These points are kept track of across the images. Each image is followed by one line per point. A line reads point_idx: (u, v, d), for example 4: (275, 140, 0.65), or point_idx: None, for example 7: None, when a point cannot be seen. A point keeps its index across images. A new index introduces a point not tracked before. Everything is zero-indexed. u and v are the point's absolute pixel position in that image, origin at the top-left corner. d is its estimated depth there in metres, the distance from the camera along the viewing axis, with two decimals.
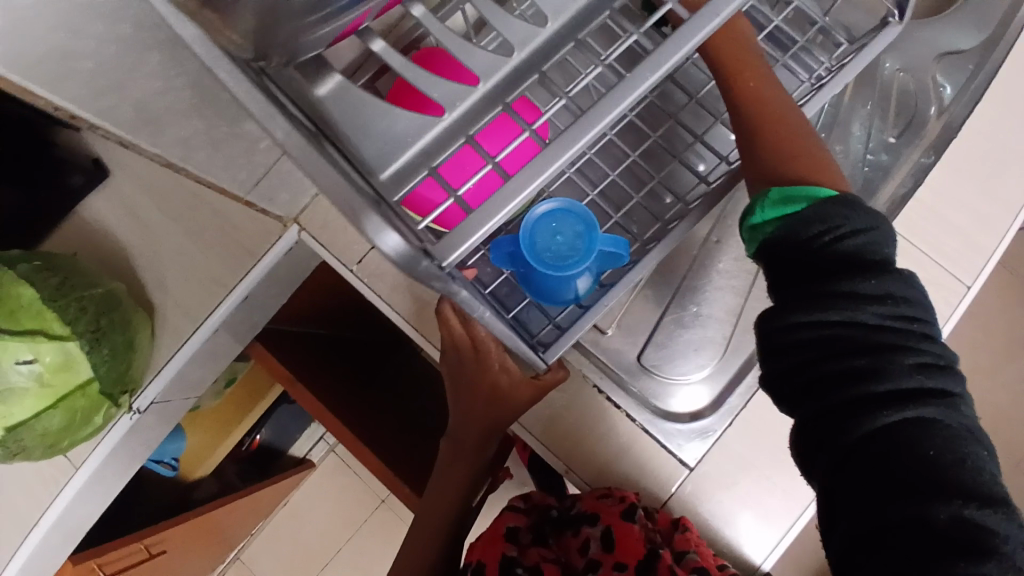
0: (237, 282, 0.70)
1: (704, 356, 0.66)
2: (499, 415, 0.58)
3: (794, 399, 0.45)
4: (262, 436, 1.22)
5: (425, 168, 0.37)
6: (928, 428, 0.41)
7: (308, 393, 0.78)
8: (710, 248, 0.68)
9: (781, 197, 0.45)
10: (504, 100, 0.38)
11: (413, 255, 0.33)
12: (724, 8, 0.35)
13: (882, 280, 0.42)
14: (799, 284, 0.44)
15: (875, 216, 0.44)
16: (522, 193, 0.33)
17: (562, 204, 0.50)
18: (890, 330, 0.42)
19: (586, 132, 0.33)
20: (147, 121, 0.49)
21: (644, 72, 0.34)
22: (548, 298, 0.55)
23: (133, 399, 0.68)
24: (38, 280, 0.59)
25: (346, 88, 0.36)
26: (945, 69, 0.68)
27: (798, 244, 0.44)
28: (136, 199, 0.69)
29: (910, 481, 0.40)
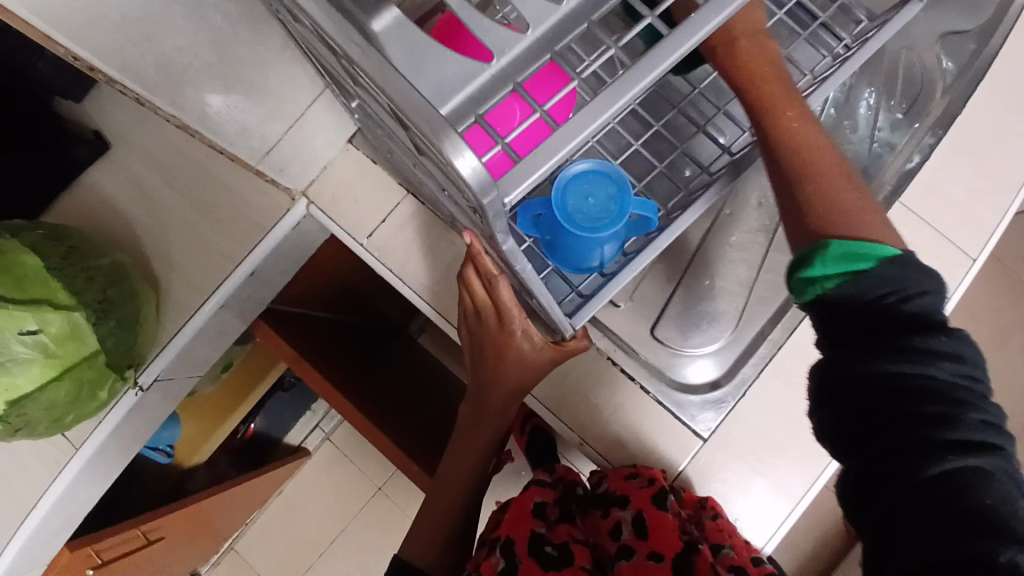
0: (246, 254, 0.69)
1: (716, 328, 0.65)
2: (524, 380, 0.60)
3: (845, 444, 0.45)
4: (257, 424, 1.21)
5: (471, 115, 0.38)
6: (986, 479, 0.40)
7: (316, 373, 0.76)
8: (722, 220, 0.67)
9: (844, 252, 0.43)
10: (553, 48, 0.39)
11: (485, 177, 0.32)
12: None
13: (949, 339, 0.42)
14: (867, 334, 0.43)
15: (937, 280, 0.44)
16: (574, 135, 0.35)
17: (593, 167, 0.54)
18: (956, 386, 0.41)
19: (648, 70, 0.35)
20: (166, 78, 0.48)
21: (704, 15, 0.35)
22: (574, 263, 0.57)
23: (139, 375, 0.67)
24: (44, 248, 0.58)
25: (404, 25, 0.35)
26: (949, 47, 0.70)
27: (865, 300, 0.43)
28: (145, 171, 0.68)
29: (968, 529, 0.38)
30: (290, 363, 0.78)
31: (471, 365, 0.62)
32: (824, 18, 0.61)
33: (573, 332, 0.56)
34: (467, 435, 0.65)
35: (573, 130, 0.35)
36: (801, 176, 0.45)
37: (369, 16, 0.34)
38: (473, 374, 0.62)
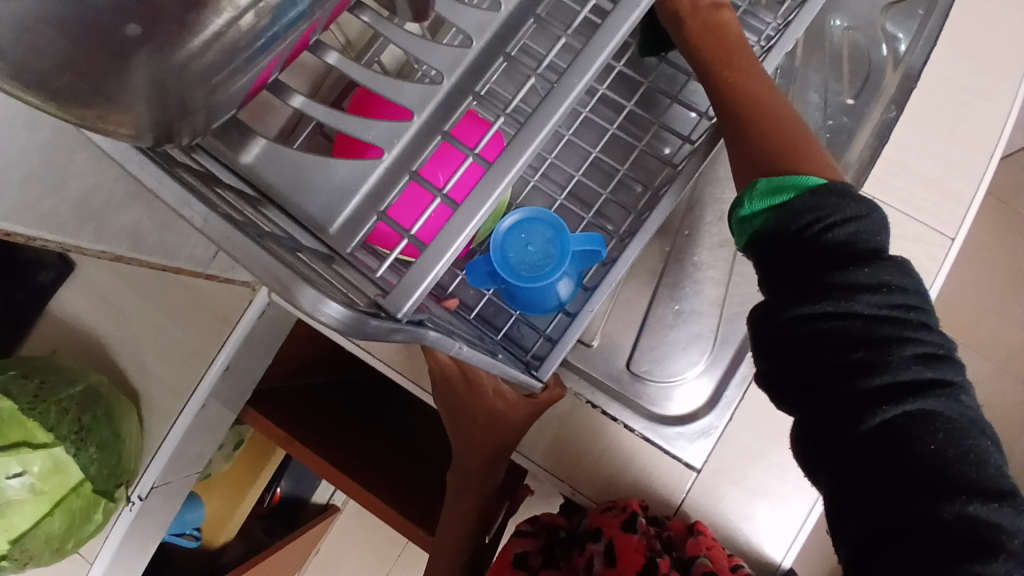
0: (216, 351, 0.70)
1: (693, 353, 0.64)
2: (501, 436, 0.58)
3: (786, 394, 0.40)
4: (283, 488, 1.22)
5: (373, 213, 0.37)
6: (929, 420, 0.34)
7: (309, 452, 0.76)
8: (683, 241, 0.66)
9: (771, 192, 0.41)
10: (442, 128, 0.38)
11: (361, 320, 0.27)
12: (639, 2, 0.36)
13: (884, 269, 0.37)
14: (795, 275, 0.39)
15: (869, 204, 0.39)
16: (475, 214, 0.34)
17: (526, 214, 0.51)
18: (884, 320, 0.36)
19: (532, 140, 0.35)
20: (85, 218, 0.48)
21: (571, 80, 0.35)
22: (533, 308, 0.53)
23: (132, 488, 0.68)
24: (16, 389, 0.58)
25: (276, 151, 0.35)
26: (895, 17, 0.68)
27: (792, 234, 0.39)
28: (109, 286, 0.67)
29: (909, 487, 0.33)
30: (281, 444, 0.78)
31: (448, 429, 0.61)
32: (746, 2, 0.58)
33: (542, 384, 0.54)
34: (458, 498, 0.64)
35: (470, 213, 0.34)
36: (739, 123, 0.46)
37: (238, 150, 0.35)
38: (454, 435, 0.61)
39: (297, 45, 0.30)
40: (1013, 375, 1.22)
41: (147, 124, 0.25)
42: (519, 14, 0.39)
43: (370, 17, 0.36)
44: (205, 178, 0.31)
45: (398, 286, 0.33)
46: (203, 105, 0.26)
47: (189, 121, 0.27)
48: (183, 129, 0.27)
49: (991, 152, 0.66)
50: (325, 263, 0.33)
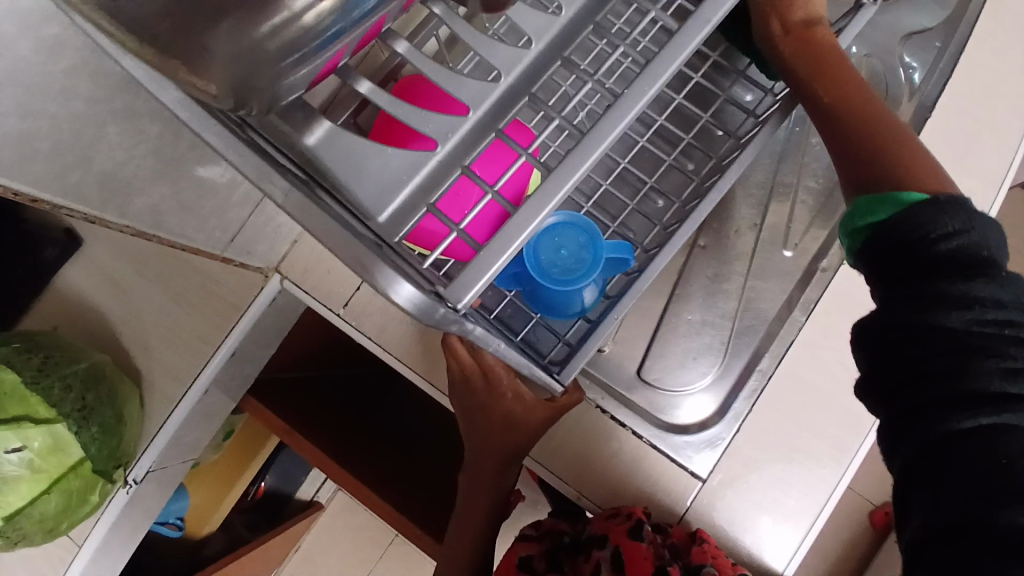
0: (224, 338, 0.68)
1: (704, 364, 0.65)
2: (518, 437, 0.58)
3: (874, 395, 0.40)
4: (267, 483, 1.21)
5: (423, 205, 0.38)
6: (1011, 436, 0.34)
7: (310, 446, 0.75)
8: (698, 254, 0.68)
9: (871, 203, 0.40)
10: (496, 126, 0.39)
11: (429, 305, 0.32)
12: (709, 19, 0.37)
13: (986, 284, 0.37)
14: (899, 284, 0.39)
15: (980, 214, 0.38)
16: (534, 215, 0.35)
17: (562, 218, 0.51)
18: (978, 335, 0.36)
19: (597, 143, 0.35)
20: (112, 192, 0.48)
21: (640, 88, 0.36)
22: (554, 311, 0.54)
23: (129, 471, 0.67)
24: (18, 363, 0.57)
25: (337, 135, 0.35)
26: (911, 48, 0.70)
27: (898, 244, 0.38)
28: (118, 265, 0.66)
29: (979, 493, 0.34)
30: (280, 434, 0.77)
31: (463, 427, 0.60)
32: None
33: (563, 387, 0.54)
34: (472, 498, 0.64)
35: (532, 212, 0.35)
36: (854, 136, 0.44)
37: (302, 133, 0.34)
38: (465, 429, 0.61)
39: (368, 33, 0.30)
40: None
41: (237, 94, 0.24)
42: (580, 19, 0.40)
43: (441, 10, 0.37)
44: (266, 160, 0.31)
45: (458, 278, 0.34)
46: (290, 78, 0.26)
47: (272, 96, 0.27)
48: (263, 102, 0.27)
49: (998, 183, 0.68)
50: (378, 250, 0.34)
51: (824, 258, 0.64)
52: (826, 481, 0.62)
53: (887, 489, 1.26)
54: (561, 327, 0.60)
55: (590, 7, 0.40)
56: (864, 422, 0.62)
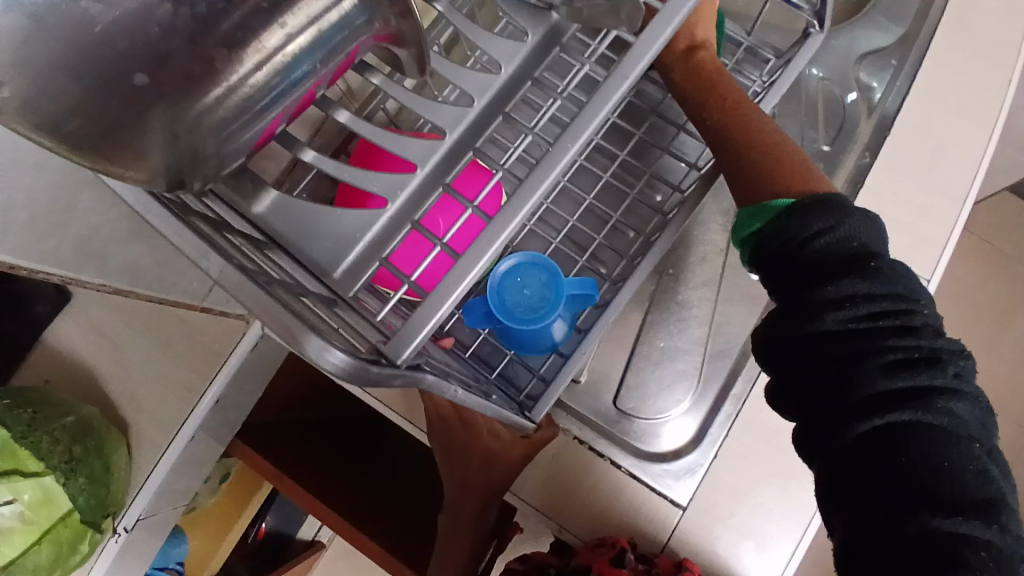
0: (207, 386, 0.70)
1: (679, 392, 0.66)
2: (497, 478, 0.57)
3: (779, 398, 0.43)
4: (268, 523, 1.22)
5: (375, 259, 0.38)
6: (910, 434, 0.37)
7: (297, 487, 0.77)
8: (666, 281, 0.68)
9: (751, 213, 0.44)
10: (444, 179, 0.40)
11: (364, 367, 0.28)
12: (639, 62, 0.35)
13: (858, 279, 0.40)
14: (787, 289, 0.42)
15: (852, 211, 0.41)
16: (474, 266, 0.35)
17: (525, 257, 0.49)
18: (859, 332, 0.39)
19: (528, 197, 0.35)
20: (87, 253, 0.50)
21: (564, 144, 0.36)
22: (526, 348, 0.52)
23: (118, 519, 0.68)
24: (9, 418, 0.58)
25: (286, 203, 0.37)
26: (868, 68, 0.72)
27: (782, 251, 0.42)
28: (106, 320, 0.67)
29: (896, 489, 0.36)
30: (269, 478, 0.79)
31: (444, 469, 0.60)
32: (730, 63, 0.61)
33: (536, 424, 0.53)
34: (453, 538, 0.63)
35: (472, 262, 0.35)
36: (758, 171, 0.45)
37: (251, 201, 0.37)
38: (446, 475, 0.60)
39: (302, 100, 0.32)
40: (998, 411, 1.24)
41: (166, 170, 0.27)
42: (519, 76, 0.41)
43: (379, 79, 0.39)
44: (216, 224, 0.32)
45: (400, 332, 0.34)
46: (217, 152, 0.28)
47: (202, 171, 0.29)
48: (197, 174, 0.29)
49: (965, 195, 0.67)
50: (329, 307, 0.34)
51: None
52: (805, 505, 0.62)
53: None
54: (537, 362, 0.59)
55: (527, 63, 0.41)
56: None
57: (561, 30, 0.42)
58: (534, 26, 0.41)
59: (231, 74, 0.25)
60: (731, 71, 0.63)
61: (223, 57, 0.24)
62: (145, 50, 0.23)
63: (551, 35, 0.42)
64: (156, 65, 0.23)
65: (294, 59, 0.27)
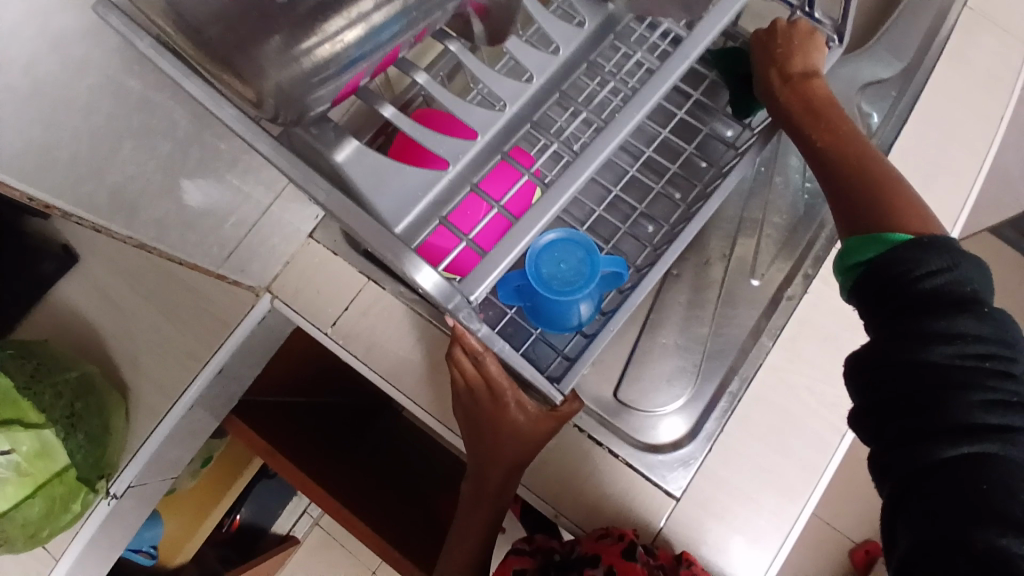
0: (211, 354, 0.69)
1: (677, 386, 0.69)
2: (517, 451, 0.58)
3: (865, 416, 0.43)
4: (242, 515, 1.19)
5: (436, 218, 0.41)
6: (990, 461, 0.37)
7: (290, 464, 0.76)
8: (671, 280, 0.73)
9: (867, 242, 0.45)
10: (502, 149, 0.43)
11: (448, 291, 0.37)
12: (687, 55, 0.41)
13: (968, 318, 0.40)
14: (896, 323, 0.42)
15: (965, 253, 0.42)
16: (534, 225, 0.39)
17: (562, 235, 0.54)
18: (961, 369, 0.39)
19: (594, 157, 0.40)
20: (120, 204, 0.51)
21: (628, 113, 0.40)
22: (554, 325, 0.57)
23: (111, 484, 0.67)
24: (13, 366, 0.58)
25: (364, 153, 0.39)
26: (869, 97, 0.75)
27: (890, 278, 0.42)
28: (112, 284, 0.67)
29: (961, 513, 0.36)
30: (262, 455, 0.78)
31: (465, 440, 0.61)
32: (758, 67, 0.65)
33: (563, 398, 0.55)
34: (470, 514, 0.64)
35: (531, 222, 0.39)
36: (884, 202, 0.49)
37: (332, 148, 0.38)
38: (470, 453, 0.61)
39: (384, 60, 0.34)
40: None
41: (278, 97, 0.29)
42: (577, 58, 0.44)
43: (456, 46, 0.41)
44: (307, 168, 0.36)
45: (469, 276, 0.38)
46: (325, 84, 0.31)
47: (302, 105, 0.31)
48: (295, 110, 0.31)
49: (953, 222, 0.72)
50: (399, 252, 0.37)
51: (789, 288, 0.68)
52: (795, 503, 0.63)
53: (865, 527, 1.28)
54: (559, 343, 0.63)
55: (584, 47, 0.44)
56: (832, 444, 0.64)
57: (615, 19, 0.46)
58: (591, 13, 0.45)
59: (353, 7, 0.28)
60: None
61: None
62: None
63: (607, 23, 0.45)
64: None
65: (403, 11, 0.30)
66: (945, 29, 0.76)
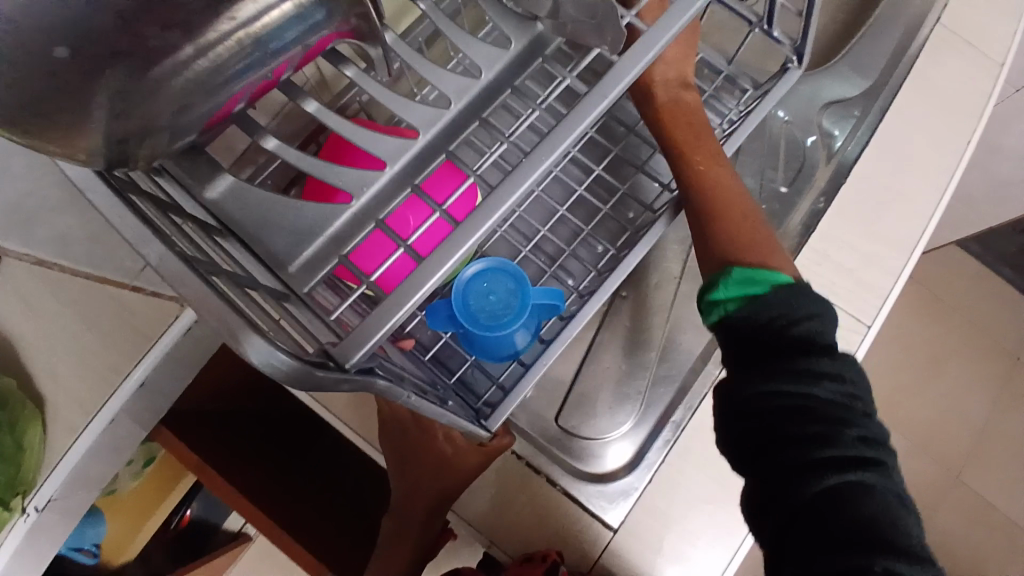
0: (133, 367, 0.65)
1: (620, 415, 0.67)
2: (445, 485, 0.57)
3: (745, 467, 0.42)
4: (193, 511, 1.18)
5: (335, 256, 0.39)
6: (868, 494, 0.38)
7: (225, 484, 0.75)
8: (619, 303, 0.70)
9: (743, 278, 0.43)
10: (413, 181, 0.40)
11: (306, 371, 0.29)
12: (610, 92, 0.35)
13: (831, 358, 0.41)
14: (761, 359, 0.42)
15: (825, 302, 0.43)
16: (433, 274, 0.34)
17: (493, 264, 0.52)
18: (833, 404, 0.40)
19: (497, 206, 0.35)
20: None
21: (537, 158, 0.35)
22: (488, 354, 0.54)
23: (28, 499, 0.64)
24: None
25: (241, 191, 0.38)
26: (830, 116, 0.73)
27: (761, 323, 0.42)
28: (32, 287, 0.63)
29: (850, 549, 0.36)
30: (195, 471, 0.76)
31: (393, 473, 0.59)
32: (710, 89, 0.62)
33: (491, 433, 0.53)
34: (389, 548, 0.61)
35: (430, 272, 0.34)
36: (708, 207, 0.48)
37: (204, 185, 0.38)
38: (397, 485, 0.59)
39: (263, 83, 0.32)
40: (924, 455, 1.35)
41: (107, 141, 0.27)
42: (501, 82, 0.41)
43: (354, 73, 0.38)
44: (166, 206, 0.34)
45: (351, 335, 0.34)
46: (169, 125, 0.28)
47: (148, 148, 0.29)
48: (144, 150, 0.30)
49: (912, 248, 0.69)
50: (277, 302, 0.35)
51: None
52: (734, 537, 0.62)
53: None
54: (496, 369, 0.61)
55: (508, 71, 0.42)
56: None
57: (543, 41, 0.43)
58: (518, 34, 0.42)
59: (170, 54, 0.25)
60: (707, 98, 0.64)
61: (156, 36, 0.24)
62: (71, 21, 0.23)
63: (533, 46, 0.42)
64: (80, 40, 0.23)
65: (241, 50, 0.27)
66: (917, 45, 0.73)
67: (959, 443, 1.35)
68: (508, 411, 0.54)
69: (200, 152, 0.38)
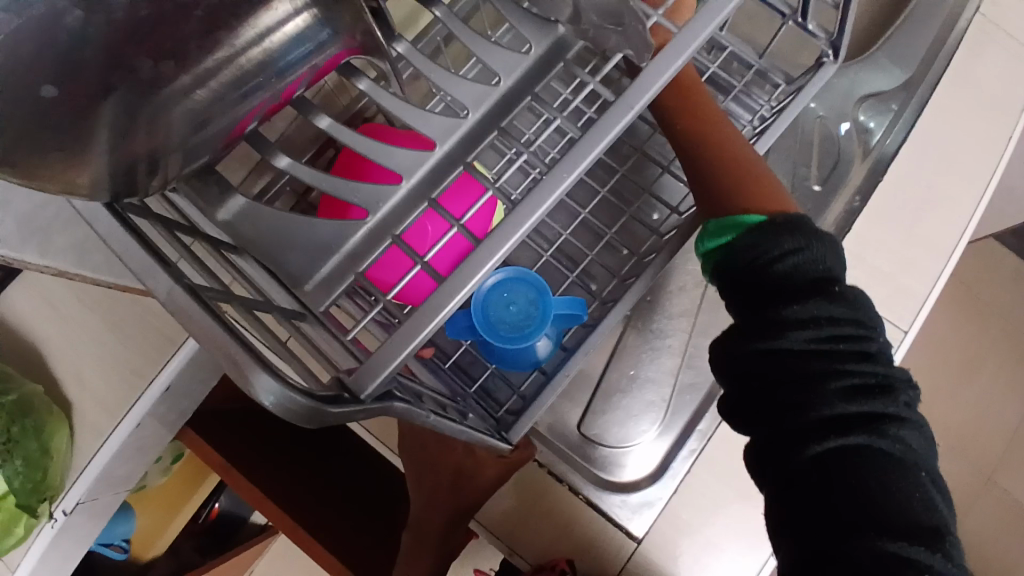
0: (155, 374, 0.65)
1: (645, 421, 0.65)
2: (464, 495, 0.56)
3: (745, 424, 0.42)
4: (221, 504, 1.20)
5: (352, 272, 0.38)
6: (860, 455, 0.37)
7: (246, 483, 0.75)
8: (643, 307, 0.67)
9: (719, 228, 0.41)
10: (430, 194, 0.39)
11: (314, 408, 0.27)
12: (633, 103, 0.33)
13: (821, 302, 0.39)
14: (751, 311, 0.41)
15: (818, 232, 0.40)
16: (451, 297, 0.33)
17: (512, 273, 0.50)
18: (818, 355, 0.38)
19: (515, 229, 0.33)
20: (30, 233, 0.47)
21: (557, 175, 0.33)
22: (510, 363, 0.53)
23: (56, 503, 0.65)
24: None
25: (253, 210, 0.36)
26: (867, 111, 0.68)
27: (743, 264, 0.40)
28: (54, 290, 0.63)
29: (842, 514, 0.37)
30: (219, 469, 0.77)
31: (412, 482, 0.58)
32: (741, 86, 0.59)
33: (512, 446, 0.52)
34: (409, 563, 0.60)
35: (447, 296, 0.33)
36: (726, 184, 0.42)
37: (215, 207, 0.37)
38: (416, 496, 0.58)
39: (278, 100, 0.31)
40: (959, 453, 1.31)
41: (107, 172, 0.26)
42: (519, 89, 0.40)
43: (365, 83, 0.37)
44: (174, 225, 0.32)
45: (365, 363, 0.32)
46: (172, 149, 0.27)
47: (152, 175, 0.28)
48: (149, 177, 0.29)
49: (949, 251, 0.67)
50: (293, 324, 0.34)
51: None
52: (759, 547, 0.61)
53: None
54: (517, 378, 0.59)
55: (528, 78, 0.40)
56: None
57: (565, 45, 0.41)
58: (538, 37, 0.40)
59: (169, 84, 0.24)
60: (736, 93, 0.61)
61: (148, 68, 0.23)
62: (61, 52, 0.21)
63: (556, 48, 0.41)
64: (68, 74, 0.22)
65: (242, 74, 0.26)
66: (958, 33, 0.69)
67: (996, 441, 1.31)
68: (530, 422, 0.53)
69: (209, 170, 0.37)
